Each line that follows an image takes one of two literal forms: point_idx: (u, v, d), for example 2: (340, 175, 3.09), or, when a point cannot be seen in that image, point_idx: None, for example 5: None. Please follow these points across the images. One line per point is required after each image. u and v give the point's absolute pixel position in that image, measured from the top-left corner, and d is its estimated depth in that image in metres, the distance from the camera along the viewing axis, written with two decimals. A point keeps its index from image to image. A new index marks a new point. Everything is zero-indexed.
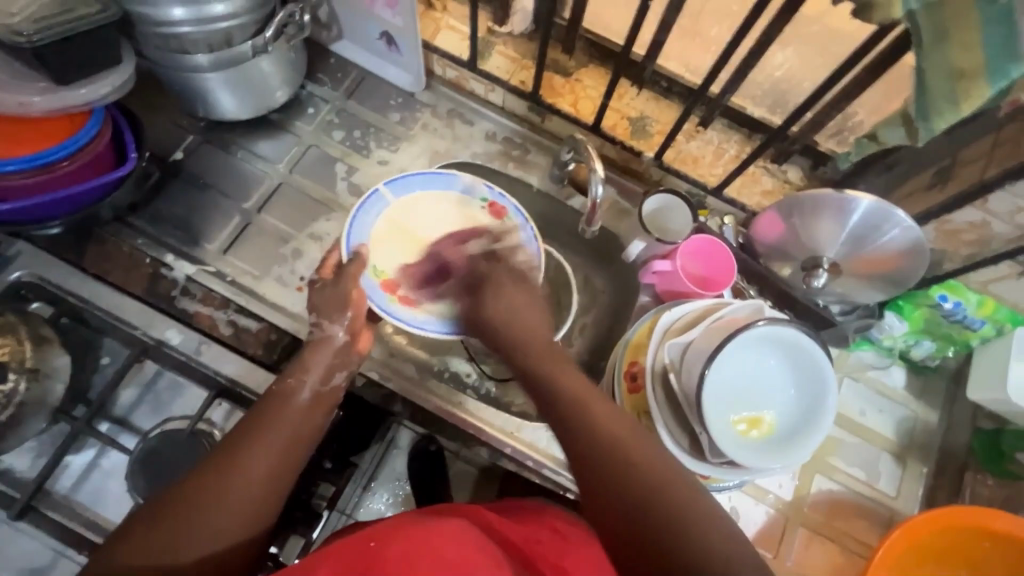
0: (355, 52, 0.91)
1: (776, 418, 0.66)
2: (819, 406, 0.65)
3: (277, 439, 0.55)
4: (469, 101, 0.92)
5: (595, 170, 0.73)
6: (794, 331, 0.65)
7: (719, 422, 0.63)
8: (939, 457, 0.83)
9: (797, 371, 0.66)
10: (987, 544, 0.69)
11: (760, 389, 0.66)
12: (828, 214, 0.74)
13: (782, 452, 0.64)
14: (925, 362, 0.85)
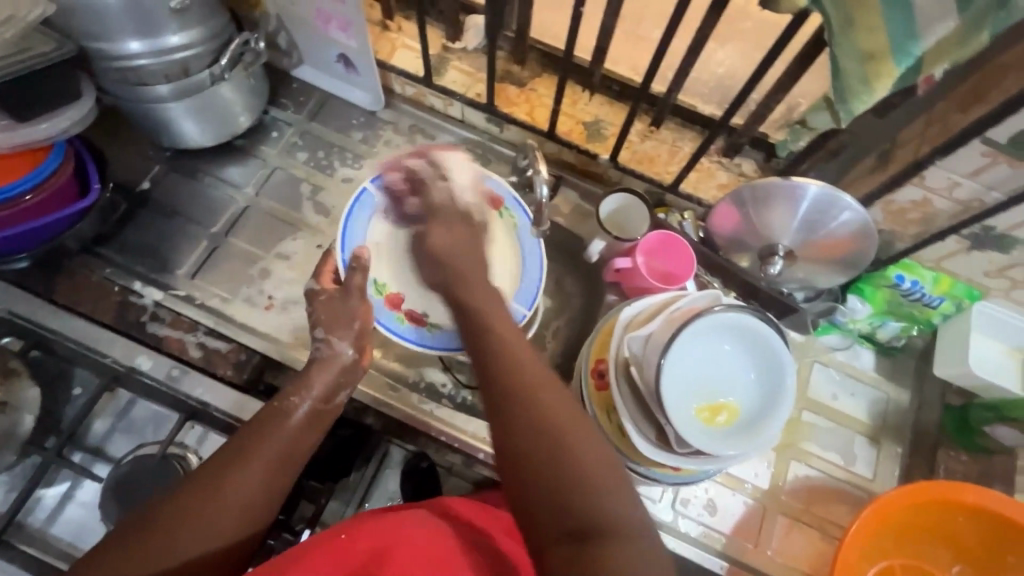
0: (316, 75, 0.94)
1: (738, 403, 0.67)
2: (780, 388, 0.66)
3: (269, 457, 0.56)
4: (429, 117, 0.94)
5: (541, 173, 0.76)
6: (748, 316, 0.66)
7: (681, 411, 0.64)
8: (913, 436, 0.83)
9: (755, 356, 0.67)
10: (961, 518, 0.69)
11: (719, 375, 0.67)
12: (780, 202, 0.75)
13: (747, 437, 0.64)
14: (891, 343, 0.86)
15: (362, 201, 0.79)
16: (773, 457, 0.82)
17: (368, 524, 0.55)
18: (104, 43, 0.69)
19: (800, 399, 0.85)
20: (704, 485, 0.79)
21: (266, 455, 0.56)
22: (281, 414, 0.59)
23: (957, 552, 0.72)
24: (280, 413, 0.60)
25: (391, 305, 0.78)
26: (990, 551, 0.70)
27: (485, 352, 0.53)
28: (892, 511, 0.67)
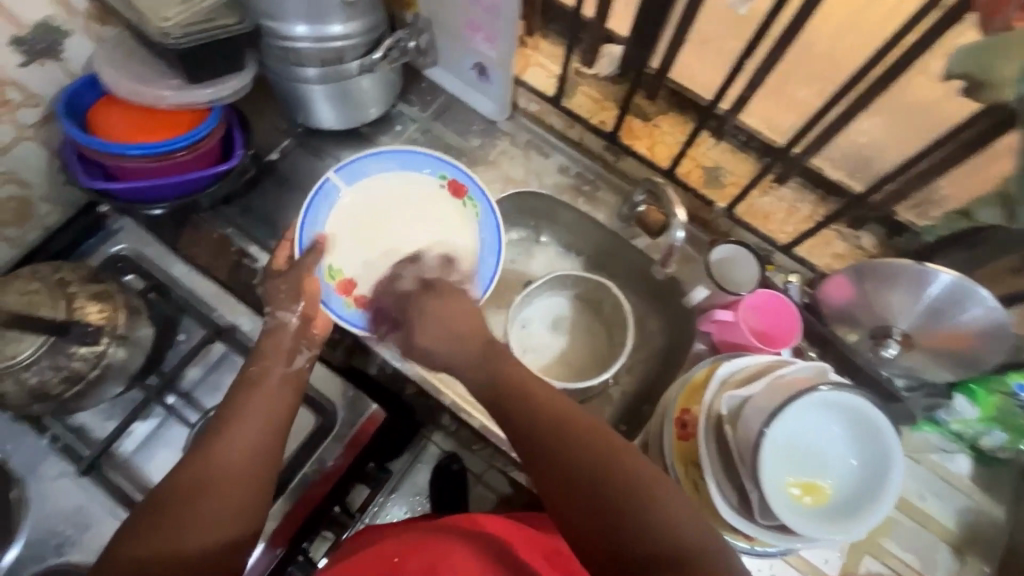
0: (446, 78, 0.97)
1: (831, 488, 0.64)
2: (882, 480, 0.62)
3: (222, 462, 0.54)
4: (547, 135, 0.96)
5: (679, 217, 0.76)
6: (857, 399, 0.63)
7: (774, 484, 0.61)
8: (1003, 556, 0.78)
9: (858, 442, 0.65)
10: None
11: (818, 452, 0.65)
12: (906, 287, 0.72)
13: (840, 522, 0.61)
14: (993, 453, 0.81)
15: (324, 191, 0.82)
16: (847, 548, 0.77)
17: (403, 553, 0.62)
18: (276, 22, 0.73)
19: None
20: (770, 560, 0.76)
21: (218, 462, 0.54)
22: (228, 420, 0.57)
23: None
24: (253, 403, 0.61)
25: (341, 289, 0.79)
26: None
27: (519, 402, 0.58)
28: None
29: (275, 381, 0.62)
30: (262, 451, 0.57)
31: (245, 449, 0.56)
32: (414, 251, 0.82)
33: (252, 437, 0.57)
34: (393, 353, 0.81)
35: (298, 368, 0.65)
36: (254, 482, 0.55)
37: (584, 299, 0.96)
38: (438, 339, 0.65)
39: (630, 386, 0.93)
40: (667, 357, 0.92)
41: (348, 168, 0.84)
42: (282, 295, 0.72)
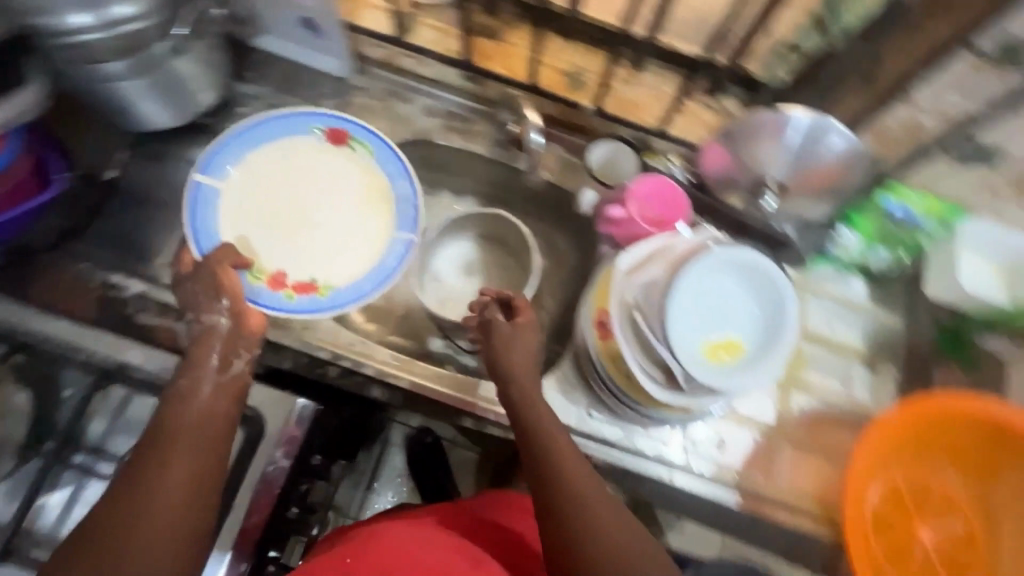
0: (279, 45, 0.90)
1: (744, 337, 0.67)
2: (783, 322, 0.66)
3: (155, 497, 0.52)
4: (403, 79, 0.91)
5: (531, 118, 0.80)
6: (747, 254, 0.66)
7: (687, 351, 0.64)
8: (907, 358, 0.85)
9: (758, 295, 0.67)
10: (969, 430, 0.71)
11: (725, 309, 0.67)
12: (767, 137, 0.76)
13: (755, 370, 0.64)
14: (883, 270, 0.88)
15: (200, 196, 0.76)
16: (776, 392, 0.83)
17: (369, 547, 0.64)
18: (43, 16, 0.61)
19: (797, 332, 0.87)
20: (712, 424, 0.81)
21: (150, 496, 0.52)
22: (149, 451, 0.55)
23: (971, 468, 0.74)
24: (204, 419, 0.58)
25: (272, 286, 0.76)
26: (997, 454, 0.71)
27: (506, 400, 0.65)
28: (894, 427, 0.69)
29: (209, 391, 0.60)
30: (199, 477, 0.55)
31: (185, 478, 0.54)
32: (329, 223, 0.81)
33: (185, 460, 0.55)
34: (304, 342, 0.78)
35: (235, 372, 0.63)
36: (193, 511, 0.54)
37: (488, 237, 0.94)
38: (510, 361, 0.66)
39: (553, 308, 0.94)
40: (581, 271, 0.92)
41: (211, 162, 0.77)
42: (202, 298, 0.66)
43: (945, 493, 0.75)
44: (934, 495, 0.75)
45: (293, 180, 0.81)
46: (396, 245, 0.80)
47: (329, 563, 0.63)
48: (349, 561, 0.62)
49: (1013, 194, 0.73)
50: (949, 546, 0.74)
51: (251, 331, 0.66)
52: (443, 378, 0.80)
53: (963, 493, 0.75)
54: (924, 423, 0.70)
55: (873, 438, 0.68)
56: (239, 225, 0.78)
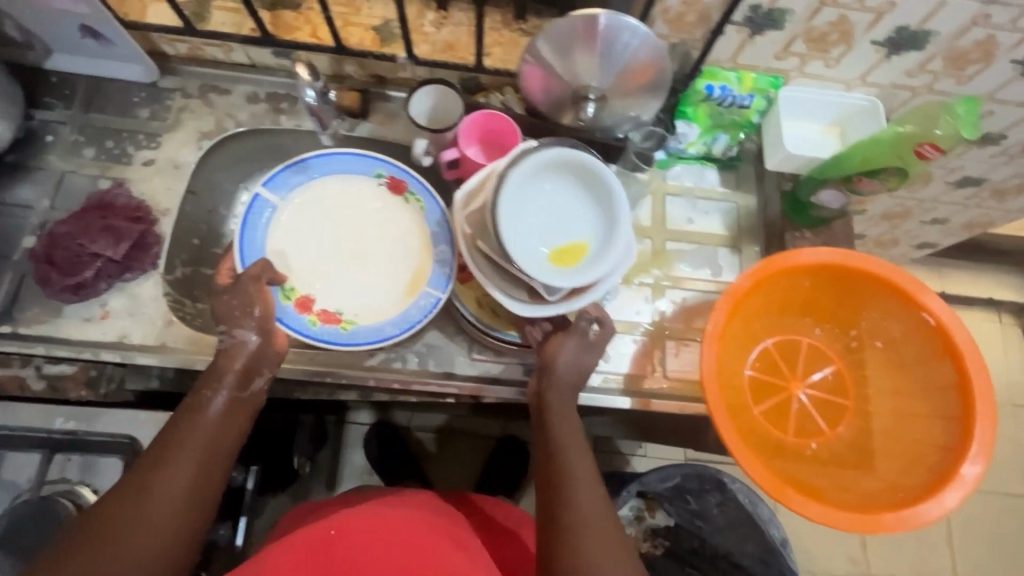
0: (73, 62, 0.85)
1: (586, 232, 0.68)
2: (615, 205, 0.67)
3: (155, 503, 0.55)
4: (216, 70, 0.88)
5: (303, 76, 0.77)
6: (561, 150, 0.66)
7: (532, 263, 0.65)
8: (766, 231, 0.89)
9: (587, 186, 0.68)
10: (807, 283, 0.74)
11: (559, 212, 0.68)
12: (571, 47, 0.76)
13: (600, 260, 0.66)
14: (728, 155, 0.90)
15: (257, 208, 0.82)
16: (650, 293, 0.86)
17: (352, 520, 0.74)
18: None
19: (661, 233, 0.89)
20: None
21: (156, 499, 0.56)
22: (158, 459, 0.58)
23: (826, 317, 0.78)
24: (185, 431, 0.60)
25: (300, 308, 0.79)
26: (840, 299, 0.75)
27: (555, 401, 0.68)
28: (742, 296, 0.71)
29: (223, 408, 0.63)
30: (204, 483, 0.59)
31: (185, 491, 0.57)
32: (369, 257, 0.84)
33: (194, 466, 0.59)
34: (164, 356, 0.75)
35: (252, 393, 0.67)
36: (196, 518, 0.58)
37: None
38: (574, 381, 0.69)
39: None
40: None
41: (275, 180, 0.83)
42: (235, 310, 0.68)
43: (813, 346, 0.80)
44: (803, 350, 0.80)
45: (344, 211, 0.86)
46: (423, 300, 0.80)
47: (313, 538, 0.72)
48: (332, 534, 0.72)
49: (811, 50, 0.75)
50: (828, 393, 0.78)
51: (275, 350, 0.70)
52: (321, 358, 0.78)
53: (828, 342, 0.80)
54: (768, 287, 0.73)
55: (716, 317, 0.69)
56: (281, 245, 0.83)
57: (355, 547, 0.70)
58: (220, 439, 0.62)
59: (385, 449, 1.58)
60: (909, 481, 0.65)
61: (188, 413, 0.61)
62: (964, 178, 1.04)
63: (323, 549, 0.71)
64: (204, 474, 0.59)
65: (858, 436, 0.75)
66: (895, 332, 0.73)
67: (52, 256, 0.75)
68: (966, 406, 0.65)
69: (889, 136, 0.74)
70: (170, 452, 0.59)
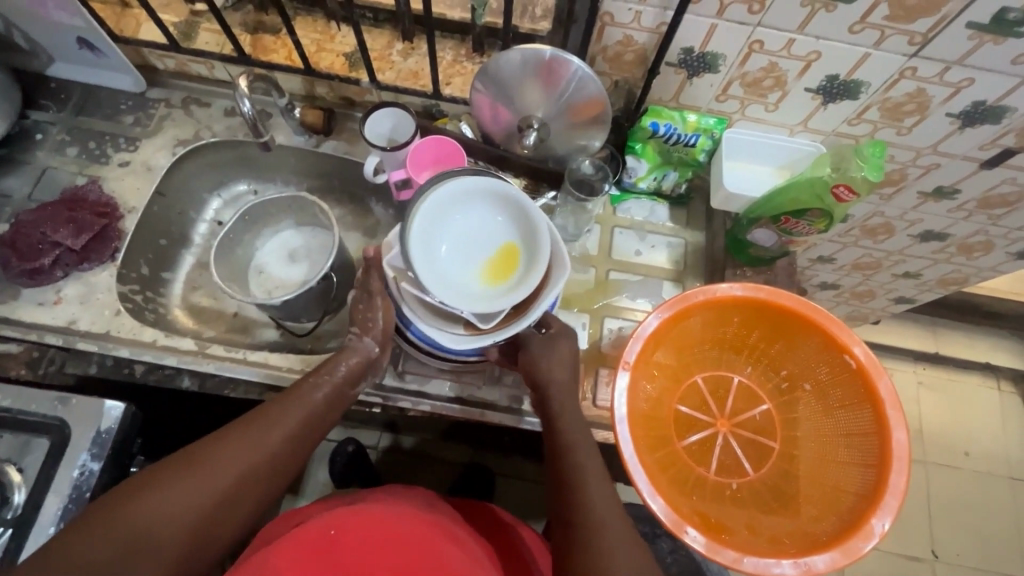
0: (70, 70, 0.92)
1: (510, 256, 0.70)
2: (533, 221, 0.69)
3: (242, 466, 0.60)
4: (199, 85, 0.95)
5: (240, 88, 0.80)
6: (469, 181, 0.70)
7: (457, 296, 0.67)
8: (709, 268, 0.90)
9: (505, 210, 0.71)
10: (736, 318, 0.74)
11: (482, 239, 0.71)
12: (515, 80, 0.81)
13: (526, 277, 0.68)
14: (677, 191, 0.92)
15: None
16: (587, 320, 0.87)
17: (351, 519, 0.71)
18: None
19: (606, 263, 0.91)
20: None
21: (234, 456, 0.60)
22: (259, 423, 0.64)
23: (757, 357, 0.78)
24: (270, 411, 0.65)
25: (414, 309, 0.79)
26: (770, 336, 0.75)
27: (561, 418, 0.69)
28: (665, 327, 0.71)
29: (324, 399, 0.69)
30: (284, 457, 0.64)
31: (265, 463, 0.62)
32: None
33: (287, 436, 0.64)
34: (105, 343, 0.78)
35: (351, 395, 0.72)
36: (261, 490, 0.62)
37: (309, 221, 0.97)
38: (561, 397, 0.70)
39: None
40: None
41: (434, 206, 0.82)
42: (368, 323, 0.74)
43: (745, 385, 0.79)
44: (735, 388, 0.79)
45: None
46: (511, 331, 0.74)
47: (308, 539, 0.68)
48: (332, 534, 0.69)
49: (749, 94, 0.78)
50: (757, 433, 0.77)
51: (380, 365, 0.76)
52: (248, 358, 0.79)
53: (761, 382, 0.79)
54: (692, 318, 0.73)
55: (634, 346, 0.69)
56: None
57: (356, 553, 0.68)
58: (309, 426, 0.67)
59: (350, 464, 1.50)
60: (820, 529, 0.64)
61: (296, 392, 0.68)
62: (926, 232, 1.03)
63: (324, 551, 0.68)
64: (286, 449, 0.64)
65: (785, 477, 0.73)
66: (820, 370, 0.72)
67: (16, 244, 0.79)
68: (883, 449, 0.64)
69: (805, 180, 0.77)
70: (269, 425, 0.64)
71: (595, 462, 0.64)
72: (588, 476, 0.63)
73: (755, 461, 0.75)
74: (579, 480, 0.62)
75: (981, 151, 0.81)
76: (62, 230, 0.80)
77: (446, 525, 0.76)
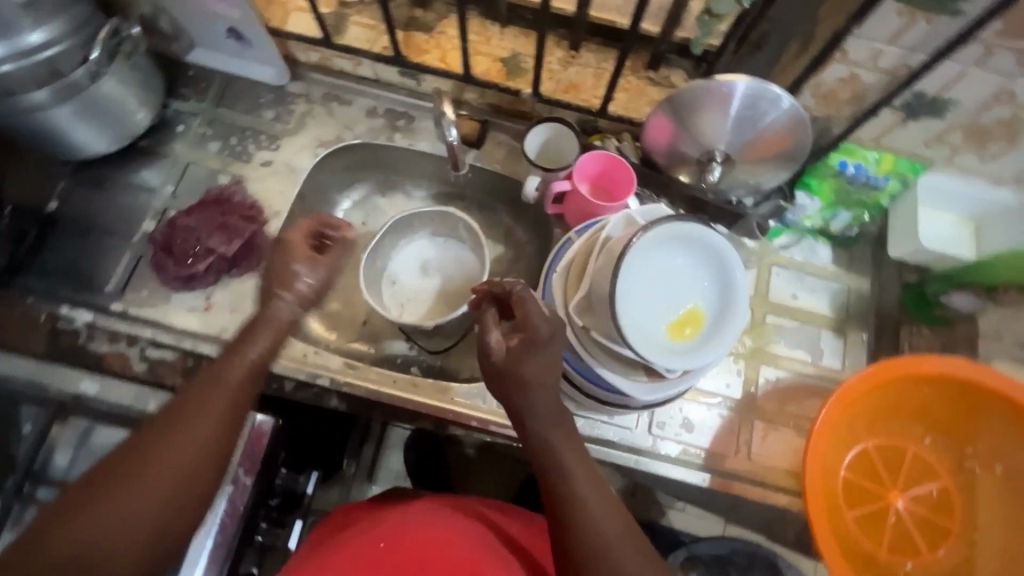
0: (211, 57, 0.88)
1: (698, 305, 0.65)
2: (732, 271, 0.65)
3: (168, 466, 0.51)
4: (341, 81, 0.90)
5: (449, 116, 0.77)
6: (666, 225, 0.63)
7: (659, 352, 0.63)
8: (876, 320, 0.83)
9: (699, 254, 0.65)
10: (928, 389, 0.69)
11: (670, 285, 0.65)
12: (706, 108, 0.73)
13: (725, 330, 0.64)
14: (846, 233, 0.86)
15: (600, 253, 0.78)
16: (743, 366, 0.82)
17: (401, 530, 0.63)
18: None
19: (762, 304, 0.85)
20: (678, 405, 0.79)
21: (175, 450, 0.52)
22: (173, 419, 0.54)
23: (945, 431, 0.72)
24: (172, 409, 0.55)
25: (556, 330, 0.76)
26: (964, 415, 0.69)
27: (549, 443, 0.55)
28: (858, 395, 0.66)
29: (236, 380, 0.59)
30: (219, 453, 0.55)
31: (194, 453, 0.53)
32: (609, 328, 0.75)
33: (213, 429, 0.54)
34: None
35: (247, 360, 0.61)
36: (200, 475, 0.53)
37: (443, 231, 0.93)
38: (547, 410, 0.56)
39: None
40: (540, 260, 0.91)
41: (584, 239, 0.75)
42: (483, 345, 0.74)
43: (926, 461, 0.74)
44: (915, 462, 0.74)
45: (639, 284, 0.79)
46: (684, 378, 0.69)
47: (360, 550, 0.61)
48: (381, 547, 0.60)
49: (967, 142, 0.70)
50: (930, 510, 0.72)
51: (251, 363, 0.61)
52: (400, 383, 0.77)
53: (944, 459, 0.73)
54: (884, 386, 0.68)
55: (826, 410, 0.65)
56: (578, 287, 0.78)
57: (406, 570, 0.58)
58: (229, 417, 0.57)
59: None
60: None
61: (207, 381, 0.57)
62: None
63: (371, 565, 0.59)
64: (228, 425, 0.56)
65: (963, 567, 0.69)
66: (1019, 462, 0.66)
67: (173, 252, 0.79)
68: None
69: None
70: (182, 418, 0.54)
71: (581, 458, 0.55)
72: (595, 514, 0.52)
73: (926, 541, 0.71)
74: (570, 517, 0.52)
75: None
76: (218, 235, 0.79)
77: (487, 536, 0.66)
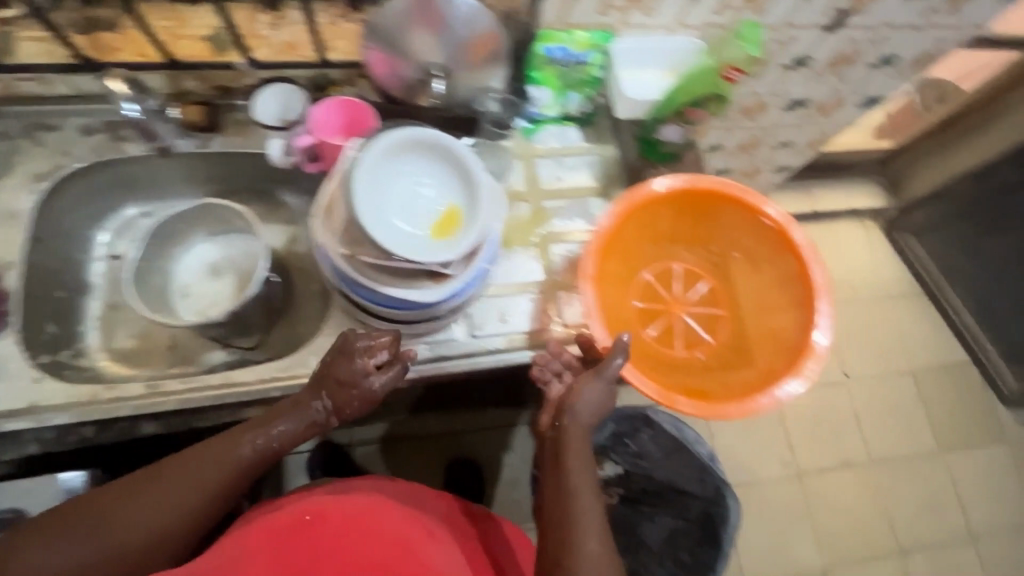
0: None
1: (451, 201, 0.70)
2: (466, 163, 0.70)
3: (136, 528, 0.60)
4: (39, 107, 0.82)
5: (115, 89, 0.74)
6: (388, 138, 0.68)
7: (422, 250, 0.67)
8: (630, 175, 0.96)
9: (432, 157, 0.70)
10: (667, 211, 0.81)
11: (418, 191, 0.69)
12: (406, 29, 0.80)
13: (477, 212, 0.69)
14: (584, 112, 0.96)
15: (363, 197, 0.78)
16: (535, 251, 0.90)
17: (333, 507, 0.68)
18: None
19: (537, 194, 0.93)
20: (488, 302, 0.85)
21: (144, 508, 0.61)
22: (143, 485, 0.62)
23: (697, 243, 0.87)
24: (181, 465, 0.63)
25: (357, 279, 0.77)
26: (702, 222, 0.83)
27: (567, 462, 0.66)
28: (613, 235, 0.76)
29: (246, 454, 0.65)
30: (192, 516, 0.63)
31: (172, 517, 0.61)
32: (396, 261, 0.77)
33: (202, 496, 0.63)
34: (38, 416, 0.70)
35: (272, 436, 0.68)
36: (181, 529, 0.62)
37: (221, 230, 0.89)
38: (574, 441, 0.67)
39: (317, 272, 0.93)
40: None
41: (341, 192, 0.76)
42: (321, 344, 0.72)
43: (692, 270, 0.89)
44: (686, 275, 0.88)
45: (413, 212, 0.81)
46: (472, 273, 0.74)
47: (287, 527, 0.66)
48: (308, 521, 0.66)
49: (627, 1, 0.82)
50: (706, 306, 0.88)
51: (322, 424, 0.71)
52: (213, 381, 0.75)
53: (706, 262, 0.88)
54: (632, 220, 0.79)
55: (588, 259, 0.74)
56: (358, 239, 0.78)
57: (339, 542, 0.65)
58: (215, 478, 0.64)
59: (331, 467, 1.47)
60: (780, 364, 0.75)
61: (222, 448, 0.65)
62: (792, 101, 1.17)
63: (302, 536, 0.65)
64: (217, 493, 0.64)
65: (735, 340, 0.85)
66: (746, 243, 0.81)
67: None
68: (810, 297, 0.74)
69: (699, 72, 0.87)
70: (170, 474, 0.63)
71: (588, 476, 0.65)
72: (589, 515, 0.62)
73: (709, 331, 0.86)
74: (577, 531, 0.61)
75: (824, 16, 0.92)
76: None
77: (424, 519, 0.73)
